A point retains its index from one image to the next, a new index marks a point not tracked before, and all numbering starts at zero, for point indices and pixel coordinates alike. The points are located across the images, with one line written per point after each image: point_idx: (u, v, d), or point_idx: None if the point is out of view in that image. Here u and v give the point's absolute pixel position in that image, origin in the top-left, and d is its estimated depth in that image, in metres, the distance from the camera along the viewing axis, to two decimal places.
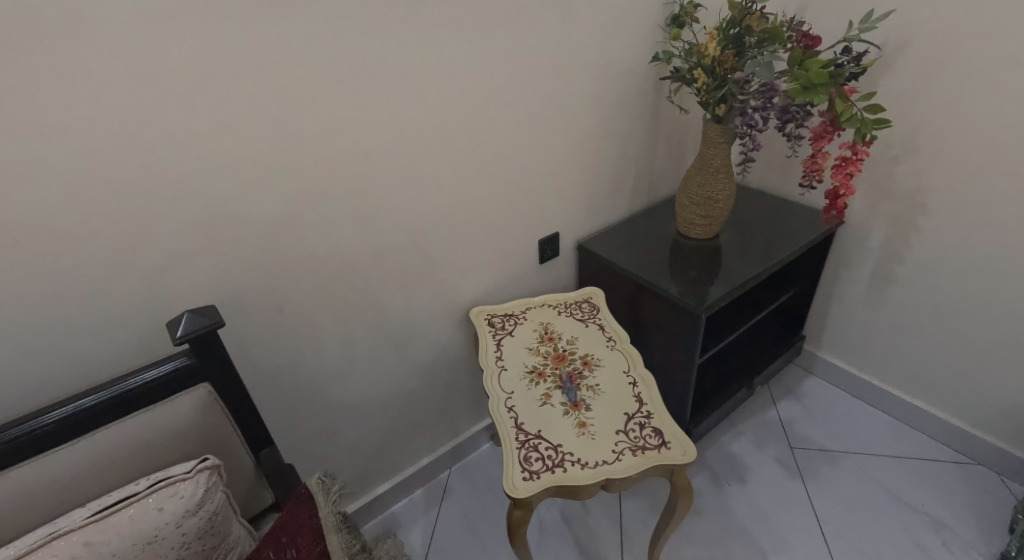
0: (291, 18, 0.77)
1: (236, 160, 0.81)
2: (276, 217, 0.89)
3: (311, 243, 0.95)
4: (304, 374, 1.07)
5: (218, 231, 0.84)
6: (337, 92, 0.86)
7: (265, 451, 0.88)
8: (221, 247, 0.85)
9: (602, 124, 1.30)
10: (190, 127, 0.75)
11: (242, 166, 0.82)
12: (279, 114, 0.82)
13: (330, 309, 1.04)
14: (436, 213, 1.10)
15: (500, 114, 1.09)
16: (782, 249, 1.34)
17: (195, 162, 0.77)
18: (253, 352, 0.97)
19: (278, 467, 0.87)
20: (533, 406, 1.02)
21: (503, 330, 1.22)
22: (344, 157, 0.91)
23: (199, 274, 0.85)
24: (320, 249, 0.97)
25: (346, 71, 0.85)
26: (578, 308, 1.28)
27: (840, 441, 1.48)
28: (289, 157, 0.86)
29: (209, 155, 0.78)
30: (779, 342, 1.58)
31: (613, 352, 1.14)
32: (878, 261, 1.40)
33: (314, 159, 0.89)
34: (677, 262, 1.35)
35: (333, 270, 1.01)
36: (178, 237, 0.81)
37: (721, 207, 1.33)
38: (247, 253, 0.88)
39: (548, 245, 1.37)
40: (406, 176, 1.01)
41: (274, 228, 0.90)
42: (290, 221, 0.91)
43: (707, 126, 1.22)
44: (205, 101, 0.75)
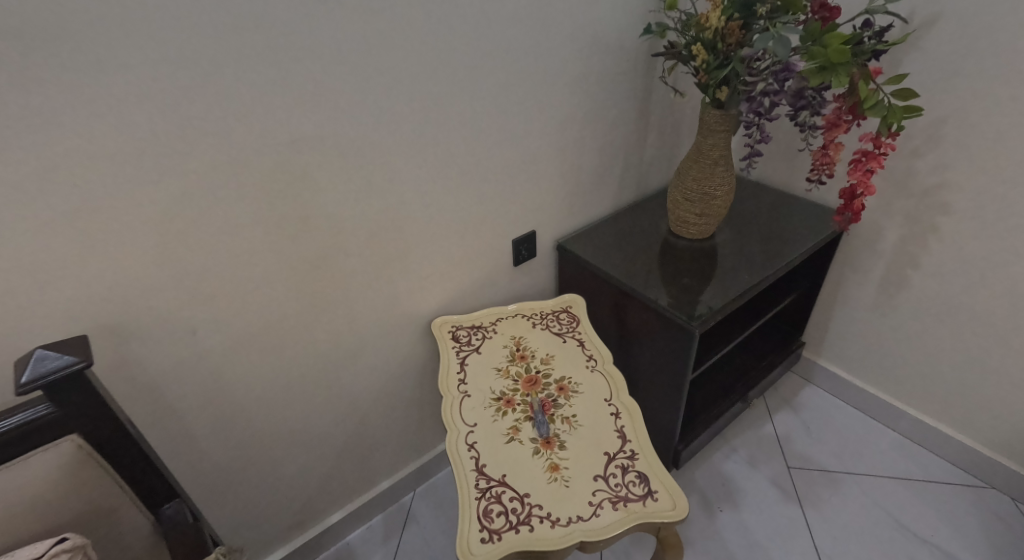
0: None
1: (114, 150, 0.63)
2: (178, 222, 0.72)
3: (231, 250, 0.78)
4: (233, 401, 0.91)
5: (95, 238, 0.67)
6: (255, 64, 0.68)
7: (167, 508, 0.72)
8: (102, 259, 0.68)
9: (586, 107, 1.14)
10: (53, 105, 0.58)
11: (123, 157, 0.64)
12: (172, 93, 0.64)
13: (261, 326, 0.88)
14: (389, 211, 0.93)
15: (466, 93, 0.92)
16: (785, 254, 1.20)
17: (58, 151, 0.60)
18: (162, 380, 0.81)
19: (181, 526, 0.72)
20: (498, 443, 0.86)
21: (469, 347, 1.07)
22: (267, 145, 0.74)
23: (76, 291, 0.68)
24: (242, 259, 0.80)
25: (263, 40, 0.68)
26: (555, 320, 1.13)
27: (839, 460, 1.36)
28: (190, 148, 0.68)
29: (74, 142, 0.61)
30: (776, 350, 1.45)
31: (593, 374, 0.99)
32: (890, 265, 1.26)
33: (226, 151, 0.71)
34: (668, 267, 1.20)
35: (263, 282, 0.84)
36: (51, 247, 0.64)
37: (719, 205, 1.17)
38: (146, 262, 0.72)
39: (523, 246, 1.21)
40: (351, 168, 0.84)
41: (176, 234, 0.72)
42: (199, 226, 0.74)
43: (706, 113, 1.06)
44: (67, 71, 0.57)
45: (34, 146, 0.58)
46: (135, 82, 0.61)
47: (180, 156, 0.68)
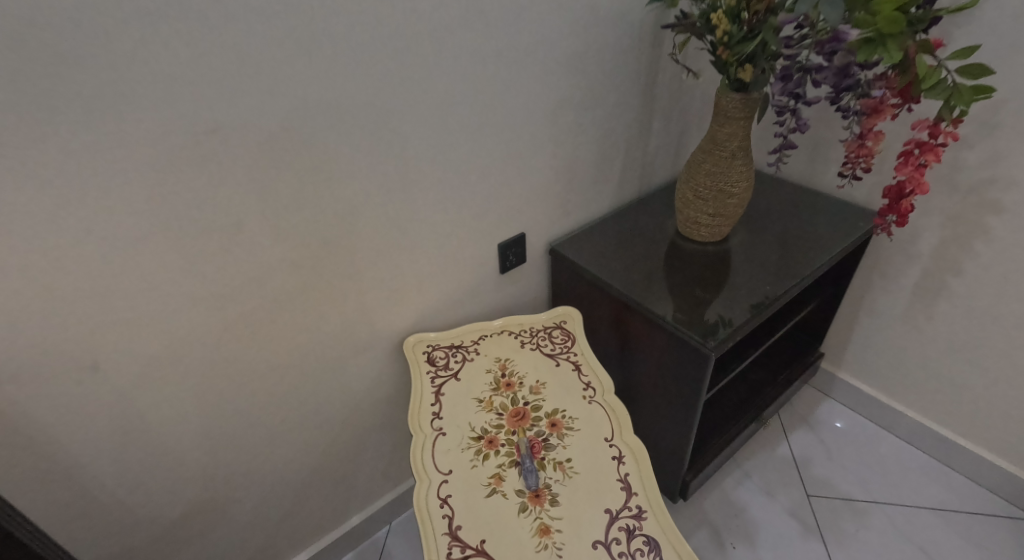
0: None
1: None
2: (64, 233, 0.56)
3: (139, 266, 0.63)
4: (160, 442, 0.77)
5: None
6: (156, 29, 0.53)
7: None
8: None
9: (582, 90, 0.98)
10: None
11: None
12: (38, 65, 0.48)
13: (189, 354, 0.73)
14: (344, 214, 0.78)
15: (435, 71, 0.76)
16: (810, 261, 1.05)
17: None
18: (63, 423, 0.66)
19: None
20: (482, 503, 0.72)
21: (446, 371, 0.91)
22: (175, 133, 0.58)
23: None
24: (157, 276, 0.65)
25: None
26: (547, 338, 0.98)
27: (864, 487, 1.22)
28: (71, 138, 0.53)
29: None
30: (793, 363, 1.31)
31: (591, 407, 0.84)
32: (926, 270, 1.11)
33: (124, 142, 0.56)
34: (676, 275, 1.05)
35: (185, 302, 0.68)
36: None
37: (735, 204, 1.02)
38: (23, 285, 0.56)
39: (510, 251, 1.06)
40: (292, 162, 0.68)
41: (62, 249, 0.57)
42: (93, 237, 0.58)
43: (723, 96, 0.91)
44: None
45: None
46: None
47: (53, 149, 0.52)
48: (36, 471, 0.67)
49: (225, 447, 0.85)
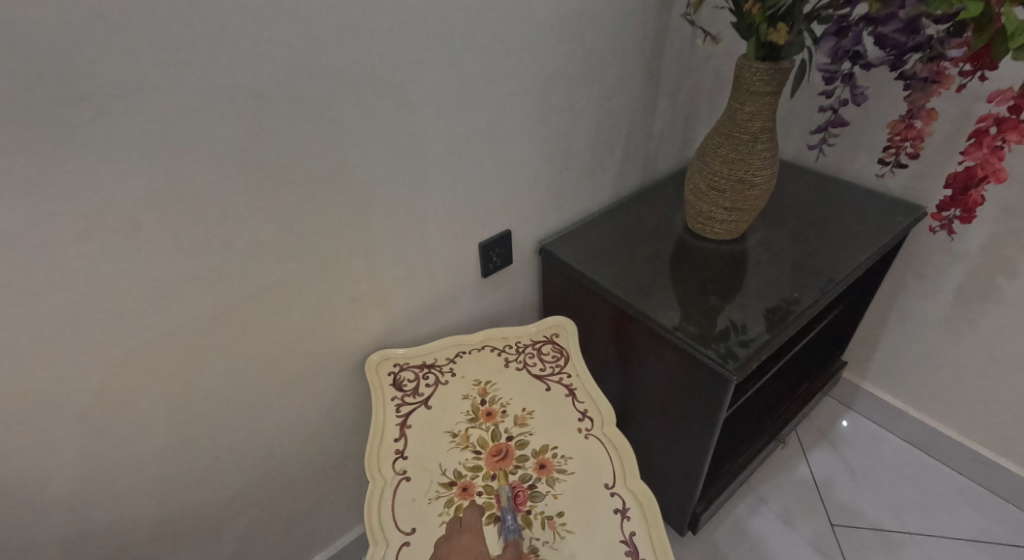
0: None
1: None
2: None
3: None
4: (55, 491, 0.62)
5: None
6: None
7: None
8: None
9: (577, 60, 0.83)
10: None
11: None
12: None
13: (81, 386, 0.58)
14: (281, 209, 0.62)
15: (393, 28, 0.61)
16: (841, 263, 0.91)
17: None
18: None
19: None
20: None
21: (415, 397, 0.77)
22: (24, 101, 0.43)
23: None
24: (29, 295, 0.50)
25: None
26: (536, 355, 0.83)
27: (895, 515, 1.09)
28: None
29: None
30: (815, 374, 1.17)
31: (588, 444, 0.70)
32: (972, 272, 0.97)
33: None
34: (687, 280, 0.90)
35: (68, 325, 0.54)
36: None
37: (756, 196, 0.87)
38: None
39: (494, 251, 0.91)
40: (203, 143, 0.53)
41: None
42: None
43: (747, 66, 0.75)
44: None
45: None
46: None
47: None
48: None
49: (146, 491, 0.70)
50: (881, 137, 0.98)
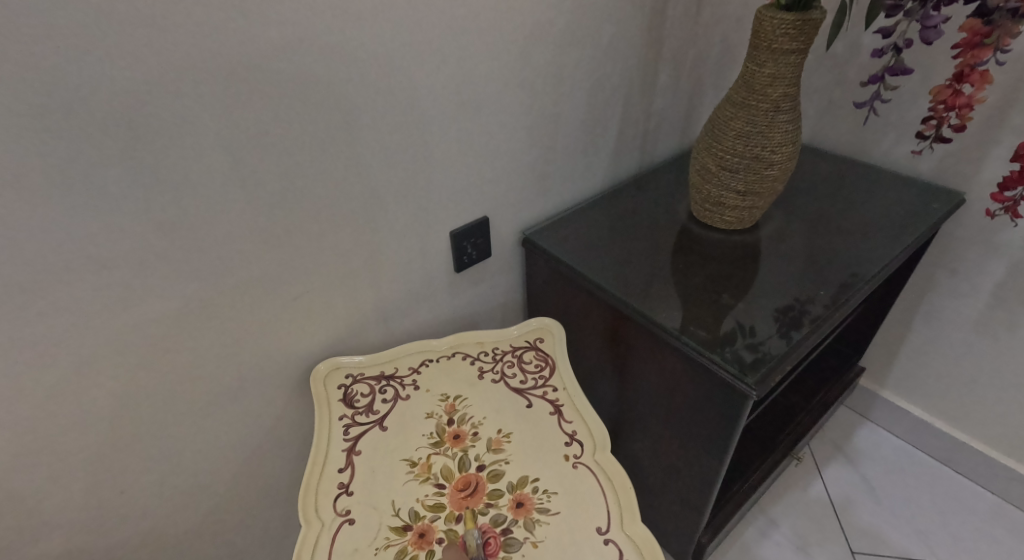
0: None
1: None
2: None
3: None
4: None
5: None
6: None
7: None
8: None
9: (565, 15, 0.70)
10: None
11: None
12: None
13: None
14: (187, 181, 0.49)
15: None
16: (871, 257, 0.78)
17: None
18: None
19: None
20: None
21: (368, 416, 0.64)
22: None
23: None
24: None
25: None
26: (516, 364, 0.70)
27: (922, 540, 0.97)
28: None
29: None
30: (831, 383, 1.05)
31: (577, 475, 0.57)
32: (1015, 268, 0.85)
33: None
34: (693, 275, 0.77)
35: None
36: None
37: (774, 178, 0.75)
38: None
39: (469, 242, 0.78)
40: (58, 86, 0.40)
41: None
42: None
43: (770, 17, 0.63)
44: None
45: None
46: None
47: None
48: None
49: (30, 534, 0.57)
50: (912, 113, 0.86)
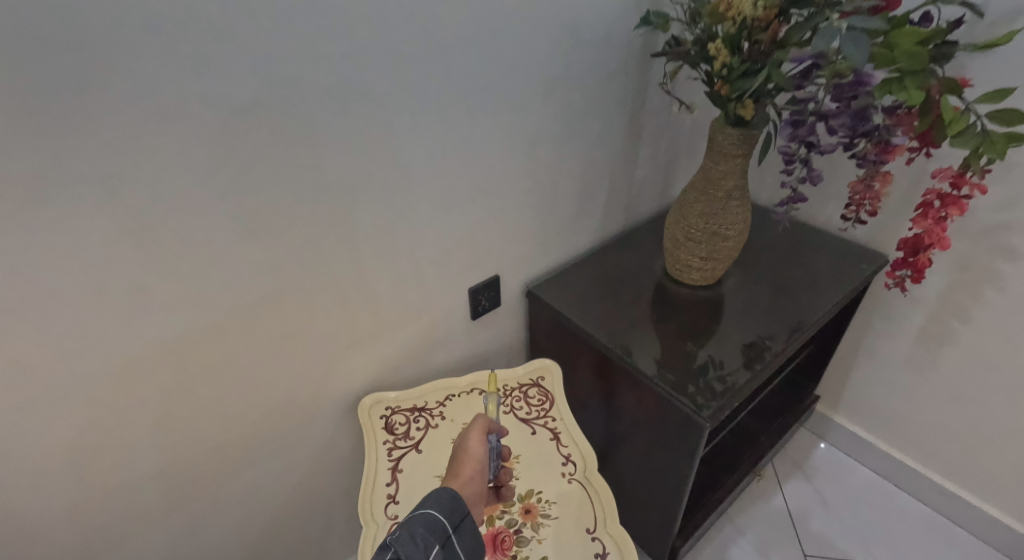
0: None
1: None
2: None
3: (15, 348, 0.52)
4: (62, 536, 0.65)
5: None
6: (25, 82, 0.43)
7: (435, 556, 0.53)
8: None
9: (562, 119, 0.89)
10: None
11: None
12: None
13: (93, 439, 0.61)
14: (281, 265, 0.66)
15: (390, 101, 0.66)
16: (810, 307, 0.96)
17: None
18: None
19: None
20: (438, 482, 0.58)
21: (406, 441, 0.80)
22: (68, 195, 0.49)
23: None
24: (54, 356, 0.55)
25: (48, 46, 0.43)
26: (522, 399, 0.87)
27: (864, 545, 1.14)
28: None
29: None
30: (790, 408, 1.22)
31: (571, 488, 0.74)
32: (931, 316, 1.03)
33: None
34: (666, 323, 0.95)
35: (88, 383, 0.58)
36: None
37: (729, 247, 0.93)
38: None
39: (483, 294, 0.95)
40: (209, 213, 0.57)
41: None
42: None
43: (718, 130, 0.81)
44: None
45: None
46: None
47: None
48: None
49: (145, 532, 0.73)
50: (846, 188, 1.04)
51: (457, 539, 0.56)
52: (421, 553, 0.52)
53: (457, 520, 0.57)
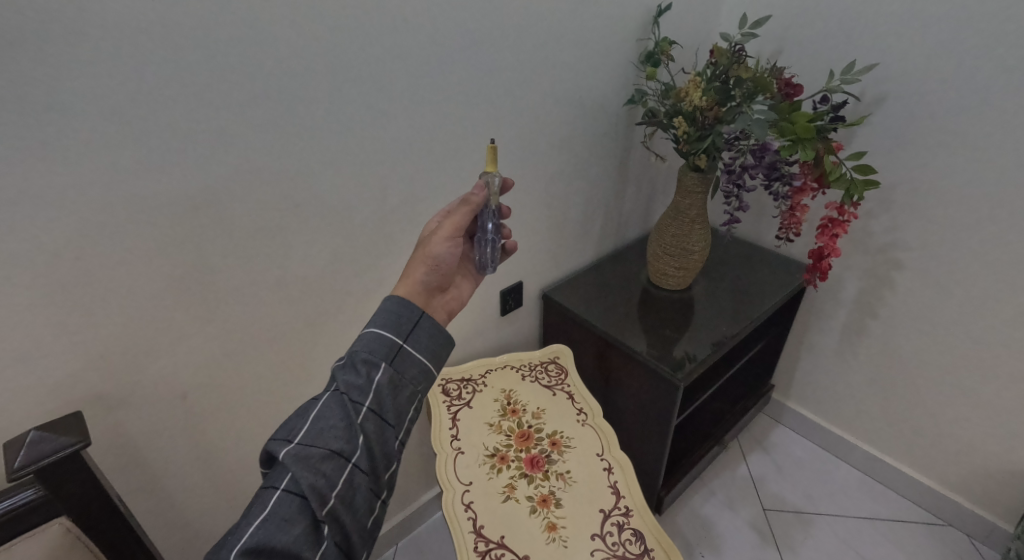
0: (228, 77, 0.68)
1: (146, 223, 0.69)
2: (189, 280, 0.76)
3: (230, 308, 0.82)
4: (226, 449, 0.93)
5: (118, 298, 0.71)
6: (270, 147, 0.76)
7: (379, 375, 0.58)
8: (123, 318, 0.73)
9: (571, 165, 1.21)
10: (84, 171, 0.63)
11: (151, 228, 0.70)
12: (206, 176, 0.72)
13: (257, 374, 0.91)
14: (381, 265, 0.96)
15: (456, 155, 0.99)
16: (758, 305, 1.27)
17: (110, 223, 0.67)
18: (163, 435, 0.84)
19: (317, 444, 0.54)
20: (382, 302, 0.64)
21: (459, 401, 1.06)
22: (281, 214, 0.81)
23: (92, 347, 0.72)
24: (250, 314, 0.85)
25: (287, 124, 0.76)
26: (544, 372, 1.14)
27: (811, 502, 1.42)
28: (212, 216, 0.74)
29: (118, 213, 0.67)
30: (750, 393, 1.51)
31: (584, 428, 1.01)
32: (850, 314, 1.35)
33: (239, 218, 0.77)
34: (649, 317, 1.25)
35: (261, 335, 0.88)
36: (53, 302, 0.67)
37: (696, 259, 1.24)
38: (155, 321, 0.76)
39: (511, 296, 1.25)
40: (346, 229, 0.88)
41: (190, 294, 0.77)
42: (214, 288, 0.79)
43: (684, 174, 1.13)
44: (102, 138, 0.62)
45: (45, 204, 0.62)
46: (168, 153, 0.67)
47: (188, 216, 0.72)
48: (129, 472, 0.82)
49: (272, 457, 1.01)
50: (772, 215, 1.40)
51: (408, 348, 0.61)
52: (362, 378, 0.58)
53: (406, 332, 0.62)
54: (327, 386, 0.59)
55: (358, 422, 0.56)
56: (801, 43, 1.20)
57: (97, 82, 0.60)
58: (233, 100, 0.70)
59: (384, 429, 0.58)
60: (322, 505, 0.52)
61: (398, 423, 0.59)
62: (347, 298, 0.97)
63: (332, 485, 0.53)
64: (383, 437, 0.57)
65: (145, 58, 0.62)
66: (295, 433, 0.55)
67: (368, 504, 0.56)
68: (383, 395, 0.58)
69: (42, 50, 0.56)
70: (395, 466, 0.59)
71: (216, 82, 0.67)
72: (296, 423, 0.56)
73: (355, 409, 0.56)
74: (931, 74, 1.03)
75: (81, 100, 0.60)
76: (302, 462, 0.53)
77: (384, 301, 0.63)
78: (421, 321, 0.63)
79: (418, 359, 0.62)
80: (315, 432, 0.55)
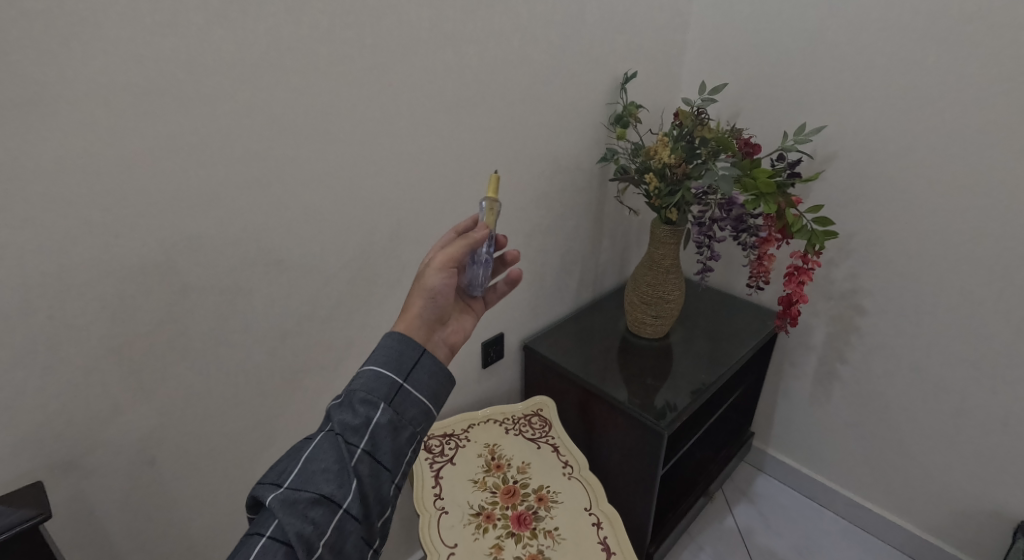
0: (221, 136, 0.71)
1: (128, 277, 0.69)
2: (168, 334, 0.75)
3: (209, 364, 0.81)
4: (193, 515, 0.88)
5: (92, 354, 0.69)
6: (257, 202, 0.77)
7: (378, 416, 0.56)
8: (97, 375, 0.70)
9: (549, 218, 1.25)
10: (71, 227, 0.63)
11: (132, 283, 0.69)
12: (191, 230, 0.72)
13: (230, 433, 0.88)
14: (356, 314, 0.97)
15: (438, 208, 1.02)
16: (733, 351, 1.30)
17: (93, 277, 0.66)
18: (129, 501, 0.79)
19: (306, 488, 0.52)
20: (381, 339, 0.62)
21: (443, 457, 1.03)
22: (265, 268, 0.82)
23: (60, 406, 0.69)
24: (228, 369, 0.83)
25: (275, 178, 0.78)
26: (527, 425, 1.13)
27: (799, 552, 1.40)
28: (194, 271, 0.74)
29: (100, 269, 0.66)
30: (732, 441, 1.52)
31: (570, 481, 0.99)
32: (821, 358, 1.39)
33: (220, 272, 0.77)
34: (630, 365, 1.26)
35: (237, 392, 0.86)
36: (24, 359, 0.64)
37: (671, 307, 1.27)
38: (129, 378, 0.73)
39: (492, 347, 1.25)
40: None
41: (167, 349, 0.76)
42: (193, 342, 0.78)
43: (656, 227, 1.18)
44: (92, 196, 0.63)
45: (25, 259, 0.61)
46: (158, 210, 0.68)
47: (169, 270, 0.72)
48: (86, 542, 0.77)
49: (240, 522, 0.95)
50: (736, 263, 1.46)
51: (408, 388, 0.60)
52: (359, 419, 0.56)
53: (406, 371, 0.60)
54: (322, 426, 0.57)
55: (351, 465, 0.54)
56: (754, 107, 1.30)
57: (90, 141, 0.61)
58: (224, 158, 0.72)
59: (379, 472, 0.55)
60: (307, 555, 0.50)
61: (396, 467, 0.57)
62: (328, 351, 0.96)
63: (320, 533, 0.51)
64: (378, 481, 0.55)
65: (142, 118, 0.64)
66: (285, 476, 0.54)
67: (359, 553, 0.54)
68: (380, 437, 0.56)
69: (40, 111, 0.58)
70: (389, 513, 0.56)
71: (209, 141, 0.70)
72: (287, 466, 0.55)
73: (349, 450, 0.54)
74: (873, 134, 1.13)
75: (73, 158, 0.61)
76: (289, 508, 0.51)
77: (385, 337, 0.61)
78: (422, 358, 0.62)
79: (418, 399, 0.60)
80: (306, 476, 0.53)
